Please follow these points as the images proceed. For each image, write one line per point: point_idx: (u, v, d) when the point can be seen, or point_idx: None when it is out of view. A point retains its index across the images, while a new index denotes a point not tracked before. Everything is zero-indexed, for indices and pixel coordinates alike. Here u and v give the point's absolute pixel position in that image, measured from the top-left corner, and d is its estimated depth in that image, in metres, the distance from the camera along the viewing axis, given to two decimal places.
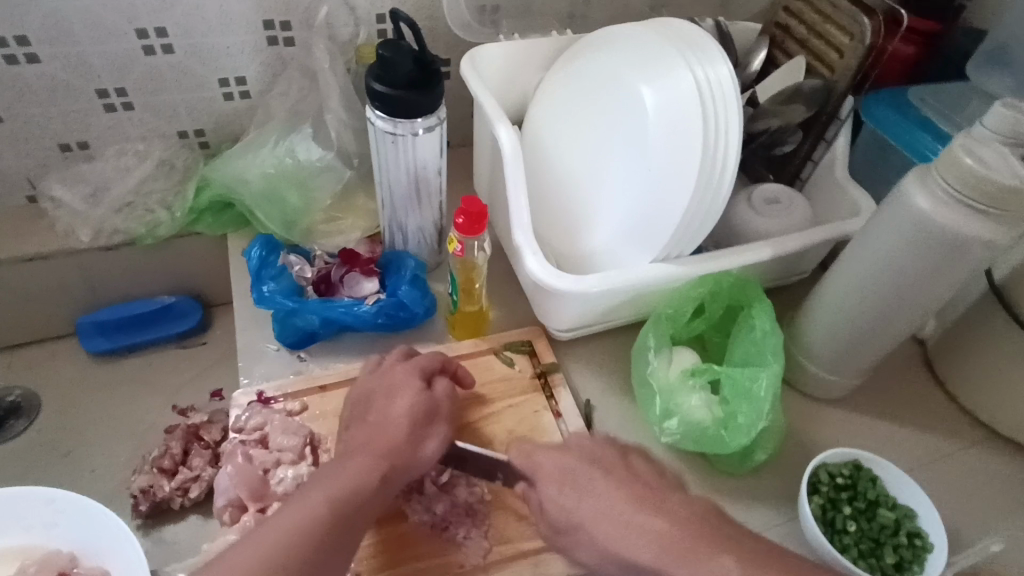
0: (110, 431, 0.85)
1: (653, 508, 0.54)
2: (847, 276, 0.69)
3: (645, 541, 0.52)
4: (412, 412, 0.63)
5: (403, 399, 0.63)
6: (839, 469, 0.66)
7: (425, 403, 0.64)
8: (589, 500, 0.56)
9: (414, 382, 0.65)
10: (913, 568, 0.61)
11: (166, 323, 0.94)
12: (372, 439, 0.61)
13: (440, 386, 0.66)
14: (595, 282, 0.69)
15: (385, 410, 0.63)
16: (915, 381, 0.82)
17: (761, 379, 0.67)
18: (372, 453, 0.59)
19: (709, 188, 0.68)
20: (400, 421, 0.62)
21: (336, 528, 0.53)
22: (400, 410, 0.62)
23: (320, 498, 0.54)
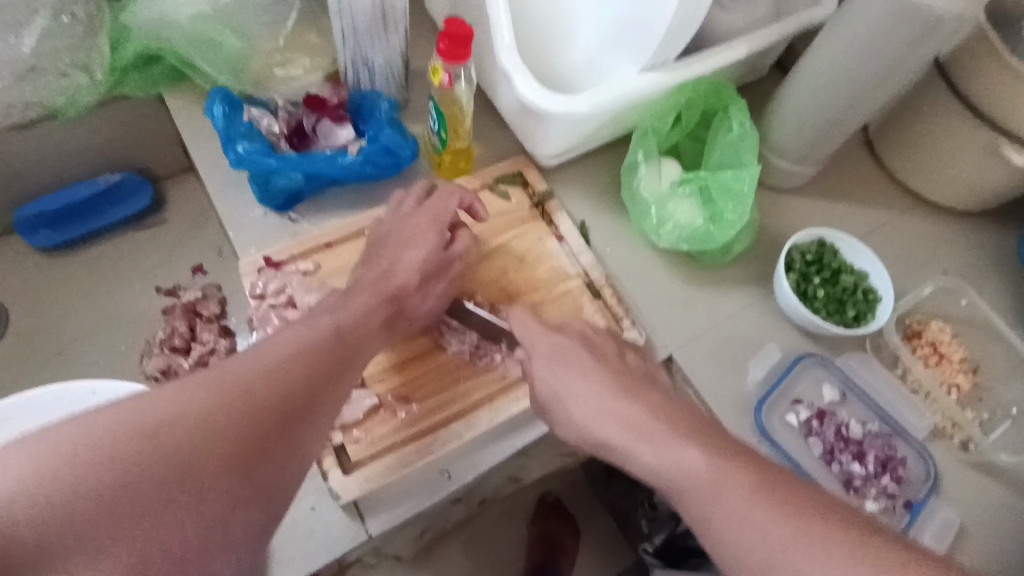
0: (98, 323, 0.82)
1: (630, 397, 0.54)
2: (822, 68, 0.72)
3: (615, 421, 0.53)
4: (423, 265, 0.64)
5: (420, 247, 0.65)
6: (808, 248, 0.76)
7: (439, 258, 0.66)
8: (574, 376, 0.57)
9: (434, 233, 0.66)
10: (867, 318, 0.74)
11: (115, 205, 0.86)
12: (381, 282, 0.62)
13: (462, 244, 0.68)
14: (588, 102, 0.69)
15: (396, 260, 0.64)
16: (860, 162, 0.91)
17: (745, 177, 0.72)
18: (381, 292, 0.61)
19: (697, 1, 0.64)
20: (417, 269, 0.64)
21: (333, 353, 0.54)
22: (413, 258, 0.64)
23: (327, 320, 0.56)
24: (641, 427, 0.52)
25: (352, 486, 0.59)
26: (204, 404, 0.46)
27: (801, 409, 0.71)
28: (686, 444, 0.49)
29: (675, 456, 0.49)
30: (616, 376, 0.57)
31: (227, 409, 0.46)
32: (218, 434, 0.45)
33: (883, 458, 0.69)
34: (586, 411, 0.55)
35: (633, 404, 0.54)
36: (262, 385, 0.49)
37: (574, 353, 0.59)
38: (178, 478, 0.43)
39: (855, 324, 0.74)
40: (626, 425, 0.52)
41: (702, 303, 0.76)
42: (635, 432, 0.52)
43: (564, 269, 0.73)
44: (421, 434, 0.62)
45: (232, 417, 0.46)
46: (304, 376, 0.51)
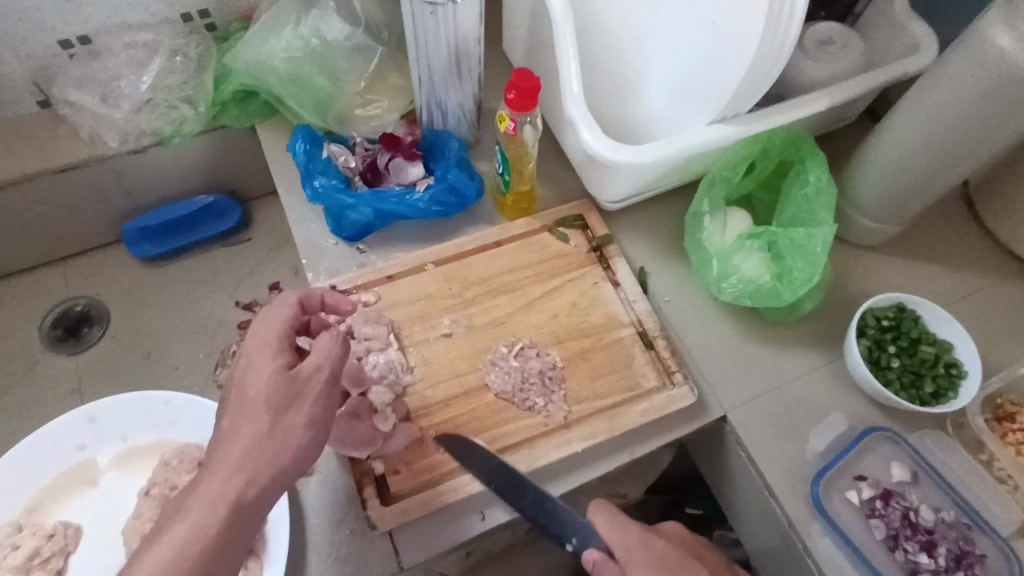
0: (184, 331, 0.89)
1: None
2: (910, 124, 0.68)
3: None
4: (271, 385, 0.51)
5: (263, 372, 0.51)
6: (884, 313, 0.71)
7: (289, 383, 0.52)
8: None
9: (274, 359, 0.52)
10: (948, 395, 0.68)
11: (208, 224, 0.95)
12: (256, 409, 0.51)
13: (319, 348, 0.53)
14: (651, 152, 0.68)
15: (240, 397, 0.51)
16: (954, 221, 0.84)
17: (816, 236, 0.69)
18: (262, 437, 0.50)
19: (771, 56, 0.62)
20: (259, 398, 0.51)
21: (238, 518, 0.49)
22: (260, 382, 0.51)
23: (215, 492, 0.48)
24: None
25: (389, 517, 0.61)
26: (185, 545, 0.47)
27: (864, 487, 0.66)
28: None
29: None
30: None
31: (213, 537, 0.47)
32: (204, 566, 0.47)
33: (958, 553, 0.62)
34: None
35: None
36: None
37: (682, 569, 0.53)
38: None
39: (933, 401, 0.68)
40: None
41: (762, 362, 0.73)
42: None
43: (618, 316, 0.73)
44: (460, 471, 0.63)
45: (209, 546, 0.47)
46: (252, 485, 0.49)
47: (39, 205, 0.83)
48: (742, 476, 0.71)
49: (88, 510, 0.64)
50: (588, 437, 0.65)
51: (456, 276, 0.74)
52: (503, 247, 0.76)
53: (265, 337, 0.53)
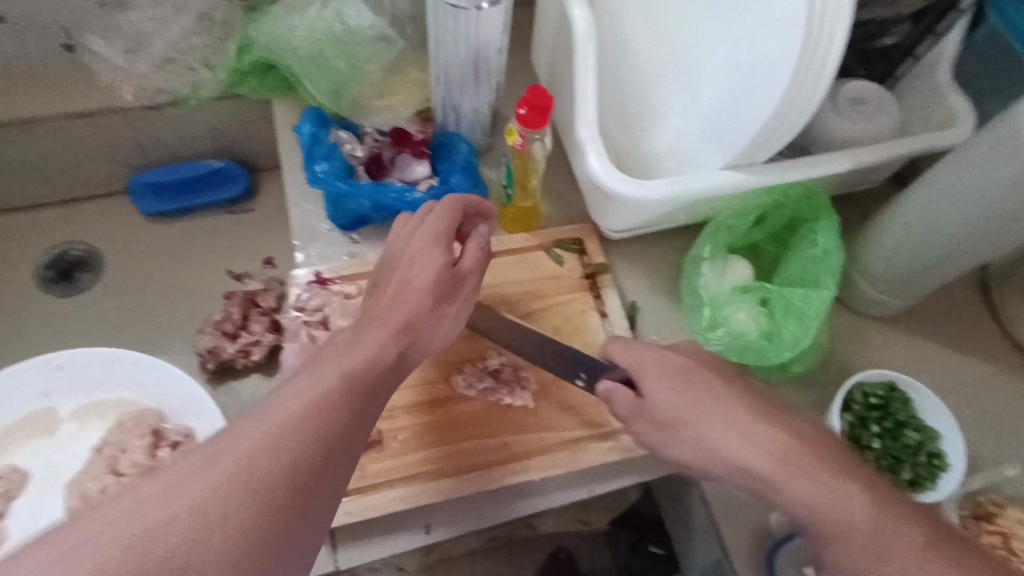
0: (173, 292, 0.90)
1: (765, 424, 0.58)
2: (930, 200, 0.65)
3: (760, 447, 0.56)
4: (437, 280, 0.58)
5: (429, 262, 0.58)
6: (874, 389, 0.68)
7: (450, 275, 0.59)
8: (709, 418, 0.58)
9: (441, 246, 0.59)
10: (926, 485, 0.65)
11: (214, 188, 0.95)
12: (400, 297, 0.57)
13: (468, 256, 0.61)
14: (657, 189, 0.66)
15: (404, 280, 0.57)
16: (965, 303, 0.81)
17: (815, 301, 0.67)
18: (391, 325, 0.55)
19: (785, 121, 0.61)
20: (417, 285, 0.57)
21: (360, 400, 0.49)
22: (424, 275, 0.58)
23: (328, 375, 0.49)
24: (793, 454, 0.56)
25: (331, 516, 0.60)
26: (246, 462, 0.43)
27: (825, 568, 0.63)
28: (850, 488, 0.54)
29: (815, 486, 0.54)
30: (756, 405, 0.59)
31: (270, 457, 0.43)
32: (264, 488, 0.42)
33: None
34: (734, 446, 0.57)
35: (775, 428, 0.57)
36: (298, 425, 0.45)
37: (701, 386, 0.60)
38: (241, 547, 0.40)
39: (910, 488, 0.65)
40: (772, 458, 0.56)
41: None
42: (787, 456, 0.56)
43: (599, 348, 0.71)
44: (407, 483, 0.62)
45: (280, 471, 0.43)
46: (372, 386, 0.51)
47: (50, 146, 0.84)
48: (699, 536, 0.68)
49: (39, 457, 0.66)
50: (548, 467, 0.63)
51: None
52: (497, 259, 0.75)
53: (438, 229, 0.59)
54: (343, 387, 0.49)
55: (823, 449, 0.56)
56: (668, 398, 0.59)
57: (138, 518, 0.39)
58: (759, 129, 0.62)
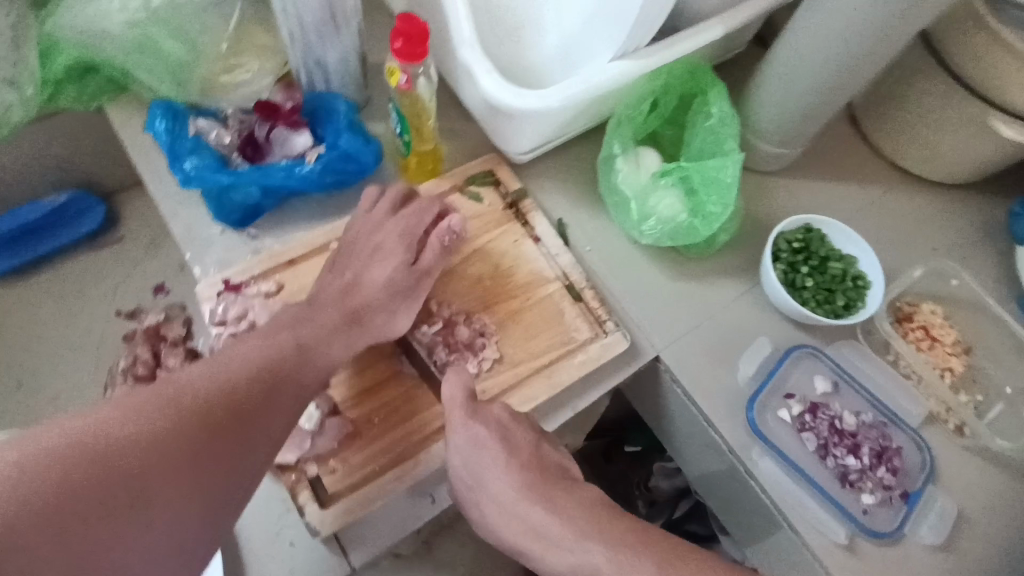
0: (59, 352, 0.78)
1: (536, 497, 0.54)
2: (802, 47, 0.68)
3: (520, 527, 0.53)
4: (389, 282, 0.61)
5: (390, 265, 0.61)
6: (794, 235, 0.73)
7: (408, 275, 0.62)
8: (492, 472, 0.55)
9: (402, 252, 0.62)
10: (857, 305, 0.71)
11: (65, 226, 0.82)
12: (345, 296, 0.60)
13: (428, 254, 0.63)
14: (555, 96, 0.64)
15: (362, 272, 0.61)
16: (845, 137, 0.87)
17: (728, 166, 0.69)
18: (343, 308, 0.59)
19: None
20: (389, 290, 0.61)
21: (275, 382, 0.52)
22: (382, 274, 0.61)
23: (237, 357, 0.52)
24: (546, 534, 0.52)
25: (331, 519, 0.56)
26: (154, 409, 0.46)
27: (793, 404, 0.69)
28: (586, 544, 0.51)
29: (575, 559, 0.51)
30: (525, 472, 0.55)
31: (173, 414, 0.46)
32: (168, 433, 0.45)
33: (878, 450, 0.67)
34: (499, 515, 0.54)
35: (538, 506, 0.54)
36: (205, 394, 0.48)
37: (492, 448, 0.55)
38: (125, 482, 0.42)
39: (845, 312, 0.71)
40: (549, 519, 0.53)
41: (686, 298, 0.73)
42: (542, 538, 0.53)
43: (542, 272, 0.70)
44: (399, 461, 0.59)
45: (180, 419, 0.46)
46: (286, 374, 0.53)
47: None
48: (683, 415, 0.71)
49: None
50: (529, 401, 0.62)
51: None
52: None
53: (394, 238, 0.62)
54: (256, 372, 0.51)
55: (618, 526, 0.52)
56: (464, 441, 0.55)
57: (40, 436, 0.41)
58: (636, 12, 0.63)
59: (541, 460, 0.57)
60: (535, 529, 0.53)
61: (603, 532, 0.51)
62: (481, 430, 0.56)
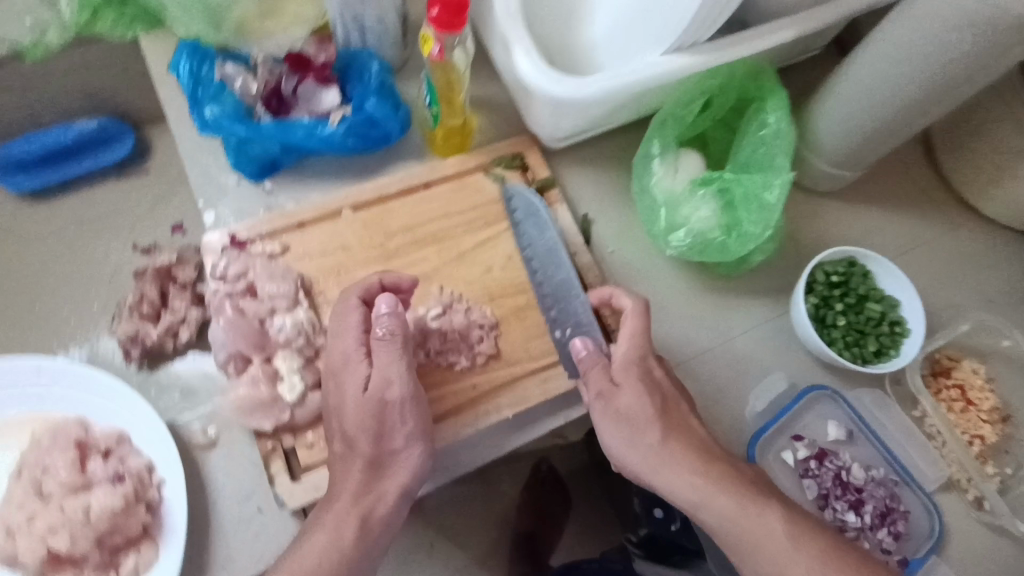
0: (75, 277, 0.78)
1: (695, 452, 0.53)
2: (883, 61, 0.61)
3: (682, 472, 0.52)
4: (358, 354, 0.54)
5: (347, 350, 0.55)
6: (835, 267, 0.67)
7: (362, 374, 0.54)
8: (643, 434, 0.54)
9: (354, 339, 0.55)
10: (890, 353, 0.66)
11: (93, 153, 0.81)
12: (338, 364, 0.55)
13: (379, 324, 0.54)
14: (597, 85, 0.60)
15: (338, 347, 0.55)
16: (914, 164, 0.79)
17: (775, 187, 0.64)
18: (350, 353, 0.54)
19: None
20: (351, 359, 0.54)
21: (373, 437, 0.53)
22: (348, 348, 0.55)
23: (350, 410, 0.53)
24: (715, 478, 0.52)
25: (300, 493, 0.55)
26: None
27: (799, 447, 0.65)
28: (762, 510, 0.50)
29: (741, 506, 0.51)
30: (674, 422, 0.55)
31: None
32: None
33: (883, 510, 0.62)
34: (666, 469, 0.53)
35: (701, 457, 0.53)
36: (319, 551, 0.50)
37: (638, 382, 0.56)
38: None
39: (876, 359, 0.66)
40: (694, 481, 0.52)
41: (705, 316, 0.69)
42: (706, 477, 0.52)
43: None
44: None
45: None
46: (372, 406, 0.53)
47: None
48: None
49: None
50: (519, 402, 0.61)
51: (377, 224, 0.66)
52: (431, 189, 0.68)
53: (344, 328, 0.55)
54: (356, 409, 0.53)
55: (744, 484, 0.52)
56: (626, 399, 0.55)
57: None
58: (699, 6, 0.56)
59: (670, 405, 0.56)
60: (710, 474, 0.52)
61: (740, 491, 0.51)
62: (625, 385, 0.56)
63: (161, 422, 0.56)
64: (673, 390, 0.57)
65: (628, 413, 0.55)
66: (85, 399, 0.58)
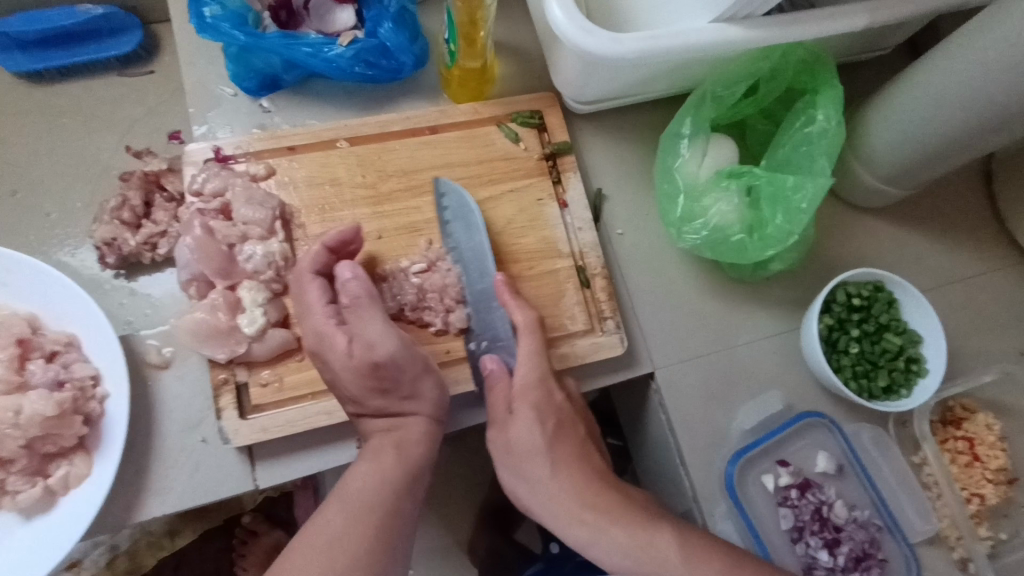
0: (60, 170, 0.75)
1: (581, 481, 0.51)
2: (961, 65, 0.54)
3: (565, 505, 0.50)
4: (323, 323, 0.51)
5: (316, 311, 0.51)
6: (858, 289, 0.61)
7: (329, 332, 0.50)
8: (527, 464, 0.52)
9: (322, 303, 0.51)
10: (900, 392, 0.61)
11: (97, 43, 0.77)
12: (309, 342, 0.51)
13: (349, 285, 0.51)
14: (630, 44, 0.54)
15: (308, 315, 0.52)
16: (968, 193, 0.72)
17: (807, 191, 0.58)
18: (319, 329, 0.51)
19: None
20: (324, 328, 0.51)
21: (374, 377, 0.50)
22: (313, 318, 0.51)
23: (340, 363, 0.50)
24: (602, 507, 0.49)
25: (246, 432, 0.52)
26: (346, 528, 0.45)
27: (782, 473, 0.60)
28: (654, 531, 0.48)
29: (633, 536, 0.48)
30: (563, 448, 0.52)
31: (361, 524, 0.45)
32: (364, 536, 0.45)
33: (859, 554, 0.58)
34: (547, 500, 0.50)
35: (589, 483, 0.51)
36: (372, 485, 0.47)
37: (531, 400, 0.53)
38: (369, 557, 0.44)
39: (883, 395, 0.61)
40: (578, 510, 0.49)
41: (708, 319, 0.64)
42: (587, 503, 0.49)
43: (557, 245, 0.62)
44: None
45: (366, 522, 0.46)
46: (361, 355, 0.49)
47: None
48: (659, 444, 0.64)
49: None
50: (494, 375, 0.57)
51: (373, 162, 0.61)
52: (438, 135, 0.63)
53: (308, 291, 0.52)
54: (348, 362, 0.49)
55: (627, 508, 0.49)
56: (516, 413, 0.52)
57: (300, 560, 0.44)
58: None
59: (567, 427, 0.53)
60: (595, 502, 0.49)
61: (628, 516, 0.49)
62: (521, 404, 0.53)
63: (108, 326, 0.52)
64: (572, 414, 0.54)
65: (518, 444, 0.52)
66: (36, 292, 0.54)
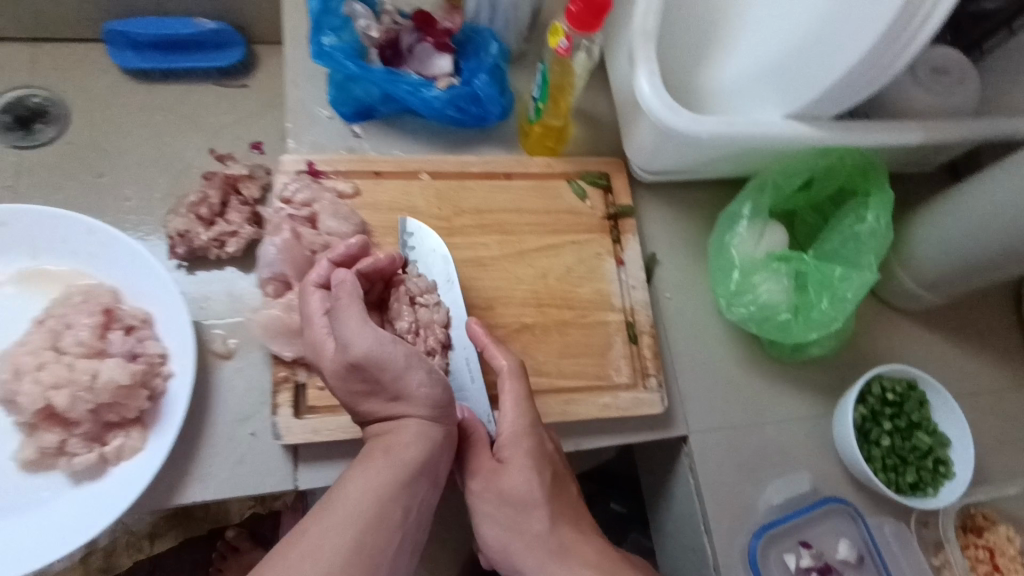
0: (145, 161, 0.79)
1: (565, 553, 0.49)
2: (1007, 187, 0.58)
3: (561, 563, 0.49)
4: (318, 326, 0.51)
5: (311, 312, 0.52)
6: (893, 384, 0.63)
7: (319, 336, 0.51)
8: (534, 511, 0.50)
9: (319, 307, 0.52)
10: (926, 490, 0.62)
11: (204, 54, 0.83)
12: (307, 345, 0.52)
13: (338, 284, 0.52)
14: (707, 126, 0.58)
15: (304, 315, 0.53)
16: (1000, 311, 0.75)
17: (854, 281, 0.61)
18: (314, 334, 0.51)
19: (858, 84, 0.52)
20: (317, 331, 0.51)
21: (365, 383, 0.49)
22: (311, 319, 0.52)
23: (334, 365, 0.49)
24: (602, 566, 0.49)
25: (297, 431, 0.54)
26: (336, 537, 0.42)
27: (804, 554, 0.60)
28: None
29: None
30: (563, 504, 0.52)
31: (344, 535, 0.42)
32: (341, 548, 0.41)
33: None
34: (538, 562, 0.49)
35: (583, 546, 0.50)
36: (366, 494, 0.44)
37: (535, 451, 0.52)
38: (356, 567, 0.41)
39: (909, 492, 0.62)
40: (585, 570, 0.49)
41: (745, 391, 0.66)
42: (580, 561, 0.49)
43: (611, 298, 0.64)
44: None
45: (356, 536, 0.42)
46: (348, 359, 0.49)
47: None
48: (684, 508, 0.65)
49: None
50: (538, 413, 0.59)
51: (450, 197, 0.65)
52: (511, 181, 0.67)
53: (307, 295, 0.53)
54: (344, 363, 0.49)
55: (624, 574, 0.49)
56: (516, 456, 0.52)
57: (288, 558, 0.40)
58: (827, 85, 0.53)
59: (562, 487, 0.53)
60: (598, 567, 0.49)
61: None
62: (527, 449, 0.52)
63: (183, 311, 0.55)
64: (561, 465, 0.54)
65: (511, 492, 0.51)
66: (123, 268, 0.57)
